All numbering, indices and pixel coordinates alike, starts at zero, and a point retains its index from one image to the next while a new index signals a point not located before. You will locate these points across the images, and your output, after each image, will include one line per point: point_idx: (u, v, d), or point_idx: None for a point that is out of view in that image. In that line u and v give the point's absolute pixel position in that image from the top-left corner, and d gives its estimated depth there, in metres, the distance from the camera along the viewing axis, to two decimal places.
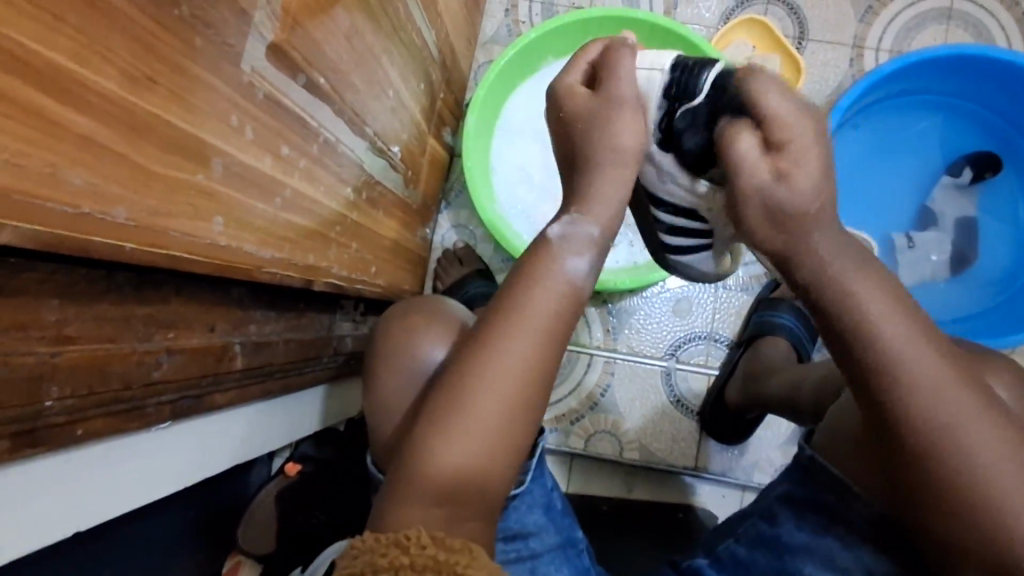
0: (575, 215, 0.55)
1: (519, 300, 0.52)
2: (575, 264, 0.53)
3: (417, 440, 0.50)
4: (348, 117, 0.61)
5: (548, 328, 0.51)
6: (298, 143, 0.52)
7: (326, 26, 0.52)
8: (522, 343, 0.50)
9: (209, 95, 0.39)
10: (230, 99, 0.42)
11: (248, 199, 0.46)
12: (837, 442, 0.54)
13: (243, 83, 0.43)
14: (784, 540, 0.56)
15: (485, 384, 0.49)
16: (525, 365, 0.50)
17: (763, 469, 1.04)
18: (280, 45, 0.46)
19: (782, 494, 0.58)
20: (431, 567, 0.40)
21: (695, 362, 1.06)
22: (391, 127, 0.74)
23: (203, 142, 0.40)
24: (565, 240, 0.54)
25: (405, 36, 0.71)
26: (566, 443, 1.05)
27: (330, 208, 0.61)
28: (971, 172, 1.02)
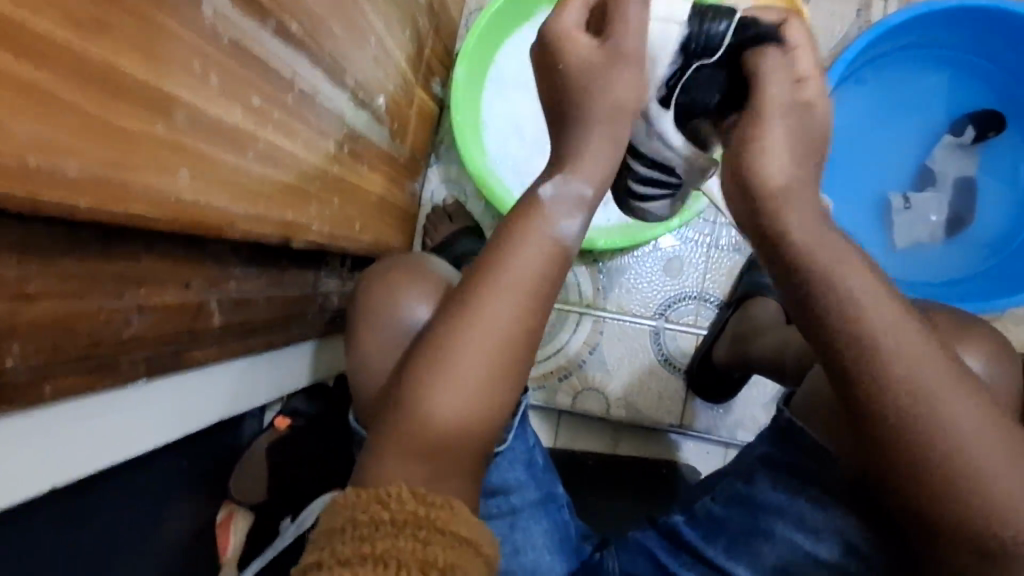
0: (566, 174, 0.54)
1: (507, 260, 0.51)
2: (565, 225, 0.53)
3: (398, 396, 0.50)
4: (326, 66, 0.59)
5: (534, 285, 0.51)
6: (271, 93, 0.50)
7: None
8: (512, 305, 0.50)
9: (168, 40, 0.37)
10: (193, 45, 0.40)
11: (217, 151, 0.45)
12: (817, 406, 0.53)
13: (207, 27, 0.41)
14: (756, 498, 0.56)
15: (466, 344, 0.49)
16: (514, 327, 0.50)
17: (747, 428, 1.05)
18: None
19: (759, 454, 0.57)
20: (410, 522, 0.43)
21: (685, 322, 1.05)
22: (375, 77, 0.71)
23: (163, 89, 0.38)
24: (554, 200, 0.54)
25: None
26: (553, 400, 1.06)
27: (309, 162, 0.60)
28: (974, 131, 0.99)
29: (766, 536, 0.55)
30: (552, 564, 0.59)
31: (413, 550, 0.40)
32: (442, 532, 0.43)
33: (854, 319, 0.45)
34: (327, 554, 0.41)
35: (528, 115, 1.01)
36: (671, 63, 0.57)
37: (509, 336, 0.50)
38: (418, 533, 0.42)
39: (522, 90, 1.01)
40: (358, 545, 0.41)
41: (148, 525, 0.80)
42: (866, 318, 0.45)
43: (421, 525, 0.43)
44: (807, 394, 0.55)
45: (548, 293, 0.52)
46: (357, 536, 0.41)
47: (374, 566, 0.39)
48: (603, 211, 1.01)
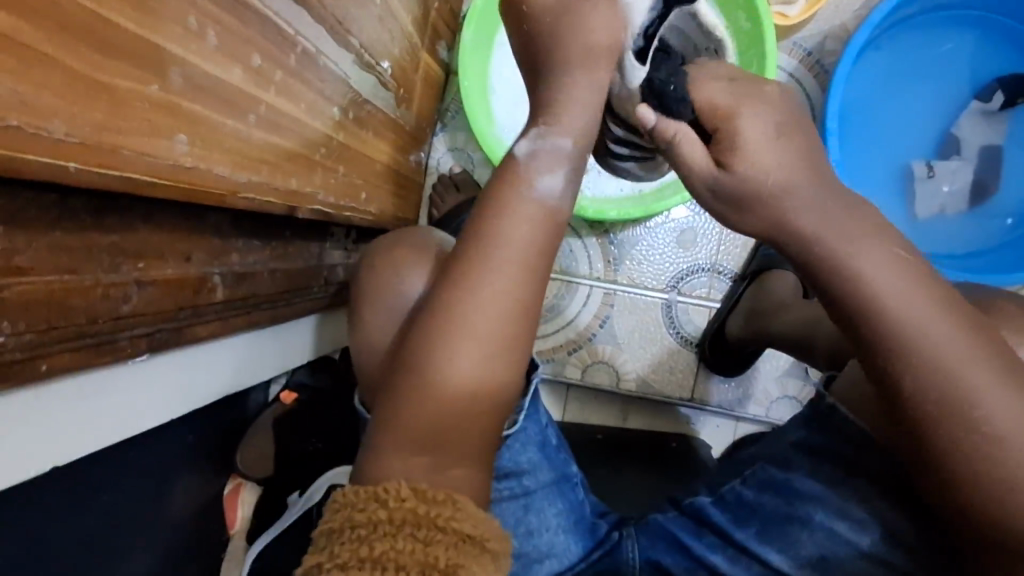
0: (543, 129, 0.52)
1: (491, 227, 0.49)
2: (546, 183, 0.50)
3: (405, 376, 0.48)
4: (330, 25, 0.55)
5: (520, 249, 0.49)
6: (272, 53, 0.47)
7: None
8: (500, 272, 0.48)
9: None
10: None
11: (216, 115, 0.42)
12: (861, 393, 0.50)
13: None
14: (793, 486, 0.53)
15: (467, 317, 0.47)
16: (497, 288, 0.47)
17: (760, 402, 1.03)
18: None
19: (793, 441, 0.54)
20: (409, 521, 0.41)
21: (697, 295, 1.03)
22: (380, 38, 0.68)
23: (156, 46, 0.35)
24: (533, 158, 0.51)
25: None
26: (562, 374, 1.05)
27: (313, 128, 0.57)
28: (1002, 97, 0.95)
29: (801, 521, 0.52)
30: (566, 545, 0.58)
31: (413, 551, 0.39)
32: (443, 530, 0.41)
33: (887, 294, 0.43)
34: (326, 557, 0.40)
35: None
36: (650, 11, 0.52)
37: (526, 311, 0.48)
38: (417, 533, 0.40)
39: None
40: (356, 547, 0.39)
41: (155, 500, 0.79)
42: (899, 292, 0.43)
43: (420, 524, 0.41)
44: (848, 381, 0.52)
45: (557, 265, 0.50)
46: (354, 537, 0.40)
47: (372, 568, 0.38)
48: (615, 180, 0.98)
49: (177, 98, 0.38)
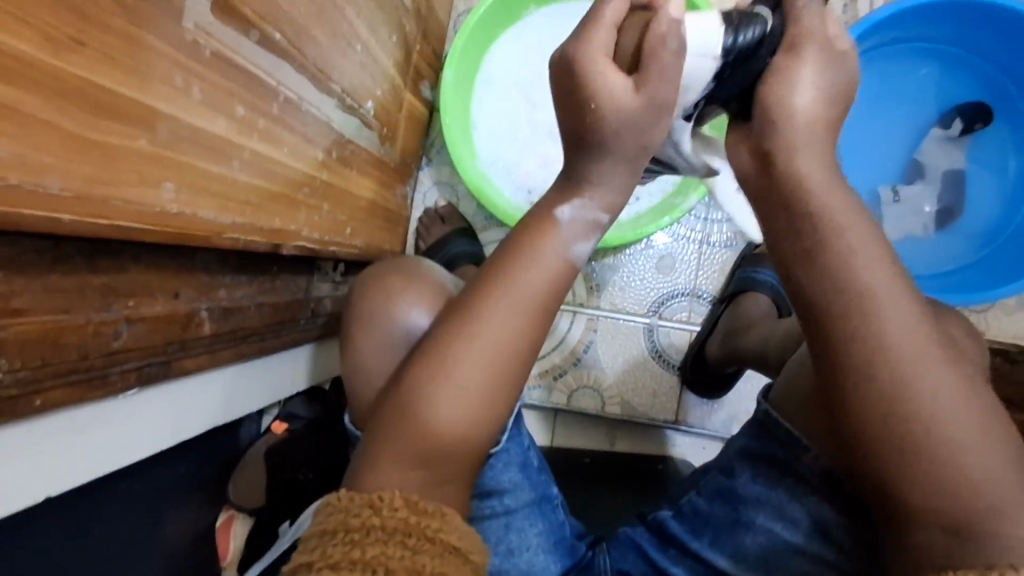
0: (587, 198, 0.52)
1: (518, 281, 0.50)
2: (579, 250, 0.52)
3: (400, 409, 0.50)
4: (311, 73, 0.59)
5: (542, 304, 0.51)
6: (254, 102, 0.50)
7: None
8: (515, 322, 0.50)
9: (149, 55, 0.38)
10: (175, 58, 0.40)
11: (202, 163, 0.45)
12: (792, 396, 0.55)
13: (188, 41, 0.41)
14: (740, 492, 0.58)
15: (471, 357, 0.49)
16: (519, 344, 0.50)
17: (741, 421, 1.05)
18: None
19: (738, 448, 0.59)
20: (401, 530, 0.43)
21: (678, 319, 1.06)
22: (361, 82, 0.72)
23: (145, 104, 0.38)
24: (572, 224, 0.52)
25: None
26: (549, 399, 1.07)
27: (296, 169, 0.60)
28: (961, 124, 1.00)
29: (746, 526, 0.57)
30: (546, 564, 0.60)
31: (402, 557, 0.41)
32: (432, 540, 0.43)
33: None
34: (318, 555, 0.41)
35: (517, 116, 1.01)
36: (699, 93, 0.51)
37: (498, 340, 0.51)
38: (407, 540, 0.42)
39: (510, 91, 1.01)
40: (348, 548, 0.41)
41: (148, 532, 0.81)
42: None
43: (411, 533, 0.43)
44: (784, 382, 0.57)
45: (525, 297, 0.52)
46: (348, 539, 0.42)
47: (364, 570, 0.40)
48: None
49: (165, 150, 0.41)
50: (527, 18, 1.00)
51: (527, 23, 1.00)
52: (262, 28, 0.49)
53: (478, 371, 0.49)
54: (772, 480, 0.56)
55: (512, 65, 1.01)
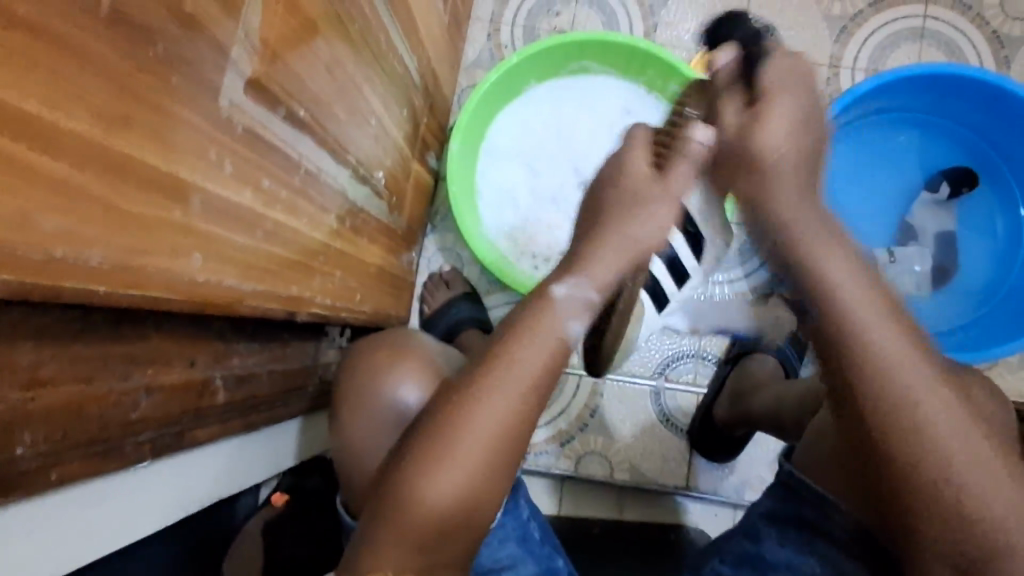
0: (578, 277, 0.56)
1: (512, 351, 0.52)
2: (572, 328, 0.55)
3: (400, 473, 0.51)
4: (330, 146, 0.61)
5: (533, 378, 0.52)
6: (279, 175, 0.52)
7: (307, 58, 0.52)
8: (512, 395, 0.51)
9: (190, 129, 0.39)
10: (211, 132, 0.42)
11: (231, 233, 0.46)
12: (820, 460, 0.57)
13: (223, 116, 0.43)
14: (768, 557, 0.59)
15: (473, 431, 0.50)
16: (511, 416, 0.51)
17: (753, 487, 1.04)
18: (259, 79, 0.46)
19: (763, 513, 0.61)
20: None
21: (684, 381, 1.06)
22: (374, 153, 0.74)
23: (183, 177, 0.40)
24: (566, 302, 0.55)
25: (387, 64, 0.72)
26: (556, 466, 1.04)
27: (312, 237, 0.61)
28: (948, 188, 1.04)
29: None
30: None
31: None
32: None
33: None
34: None
35: (523, 185, 1.04)
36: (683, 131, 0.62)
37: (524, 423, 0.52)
38: None
39: (515, 160, 1.05)
40: None
41: None
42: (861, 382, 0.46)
43: None
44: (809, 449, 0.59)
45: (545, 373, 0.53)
46: None
47: None
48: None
49: (199, 222, 0.42)
50: (530, 90, 1.04)
51: (530, 95, 1.04)
52: (289, 104, 0.51)
53: (471, 427, 0.50)
54: (801, 545, 0.57)
55: (517, 135, 1.05)
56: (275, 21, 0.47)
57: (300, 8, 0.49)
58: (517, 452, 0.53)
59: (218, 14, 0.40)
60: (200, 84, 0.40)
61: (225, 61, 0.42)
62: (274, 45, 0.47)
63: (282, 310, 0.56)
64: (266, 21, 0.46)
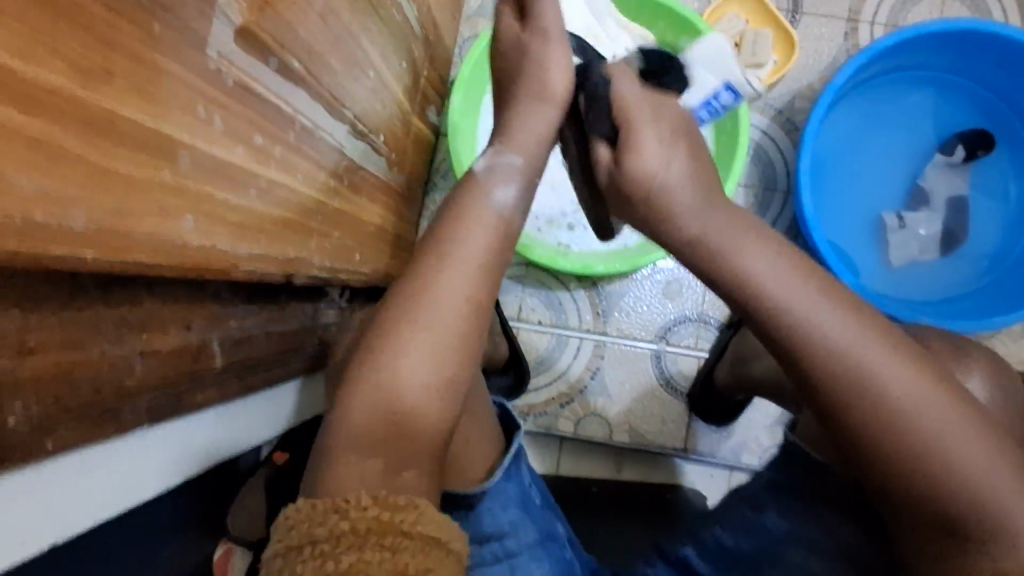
0: (499, 147, 0.64)
1: (452, 230, 0.58)
2: (500, 193, 0.61)
3: (365, 349, 0.55)
4: (326, 100, 0.59)
5: (476, 253, 0.57)
6: (273, 131, 0.50)
7: (298, 6, 0.49)
8: (457, 275, 0.56)
9: (177, 81, 0.37)
10: (199, 84, 0.39)
11: (227, 194, 0.44)
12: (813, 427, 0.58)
13: (213, 67, 0.40)
14: (770, 528, 0.59)
15: (426, 312, 0.55)
16: (459, 287, 0.56)
17: (751, 450, 1.05)
18: (250, 27, 0.43)
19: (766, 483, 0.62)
20: (375, 530, 0.44)
21: (685, 345, 1.05)
22: (372, 108, 0.71)
23: (172, 133, 0.37)
24: (489, 172, 0.62)
25: (385, 13, 0.68)
26: (555, 428, 1.05)
27: (308, 196, 0.59)
28: (963, 151, 1.01)
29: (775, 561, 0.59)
30: None
31: (381, 561, 0.43)
32: (410, 535, 0.45)
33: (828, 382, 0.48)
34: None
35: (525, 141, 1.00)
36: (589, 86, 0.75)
37: (477, 312, 0.56)
38: (383, 541, 0.44)
39: None
40: (319, 563, 0.43)
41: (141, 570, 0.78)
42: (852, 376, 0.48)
43: (386, 532, 0.45)
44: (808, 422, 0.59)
45: (499, 255, 0.60)
46: (318, 553, 0.43)
47: None
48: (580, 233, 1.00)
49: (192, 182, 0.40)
50: None
51: None
52: (283, 53, 0.48)
53: (426, 308, 0.55)
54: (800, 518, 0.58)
55: None
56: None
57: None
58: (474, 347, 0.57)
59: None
60: (186, 32, 0.37)
61: (212, 7, 0.39)
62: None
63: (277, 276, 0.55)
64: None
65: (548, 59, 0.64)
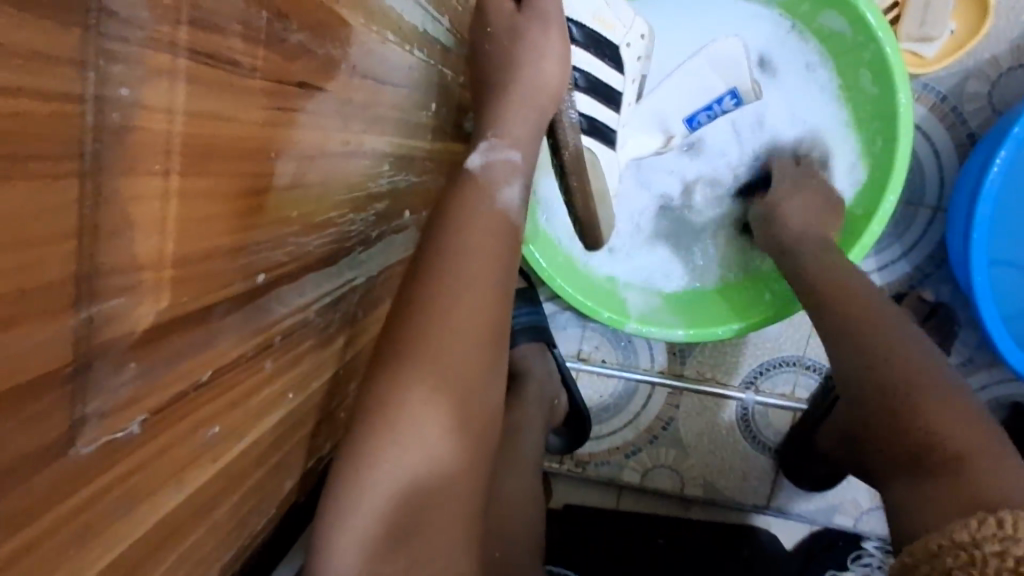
0: (493, 141, 0.49)
1: (459, 208, 0.46)
2: (508, 192, 0.48)
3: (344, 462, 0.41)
4: (331, 248, 0.39)
5: (490, 254, 0.45)
6: (250, 368, 0.32)
7: (270, 172, 0.29)
8: (472, 300, 0.43)
9: (42, 467, 0.21)
10: (93, 417, 0.23)
11: (187, 497, 0.29)
12: None
13: (127, 378, 0.24)
14: None
15: (431, 353, 0.42)
16: (478, 312, 0.43)
17: (846, 511, 0.90)
18: (192, 263, 0.25)
19: None
20: None
21: (779, 393, 0.88)
22: (398, 188, 0.50)
23: (57, 536, 0.22)
24: (489, 171, 0.48)
25: (410, 63, 0.45)
26: (619, 477, 0.92)
27: (313, 384, 0.41)
28: None
29: None
30: None
31: None
32: None
33: None
34: None
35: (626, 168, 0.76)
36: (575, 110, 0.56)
37: (492, 344, 0.44)
38: None
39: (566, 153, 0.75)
40: None
41: None
42: None
43: None
44: None
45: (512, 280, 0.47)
46: None
47: None
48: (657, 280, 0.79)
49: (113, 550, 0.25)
50: None
51: None
52: (263, 246, 0.30)
53: (430, 347, 0.42)
54: None
55: None
56: (204, 148, 0.25)
57: (248, 85, 0.26)
58: (486, 401, 0.45)
59: (25, 224, 0.18)
60: (40, 383, 0.20)
61: (99, 298, 0.22)
62: (210, 187, 0.26)
63: (268, 521, 0.40)
64: (183, 163, 0.24)
65: (550, 51, 0.50)
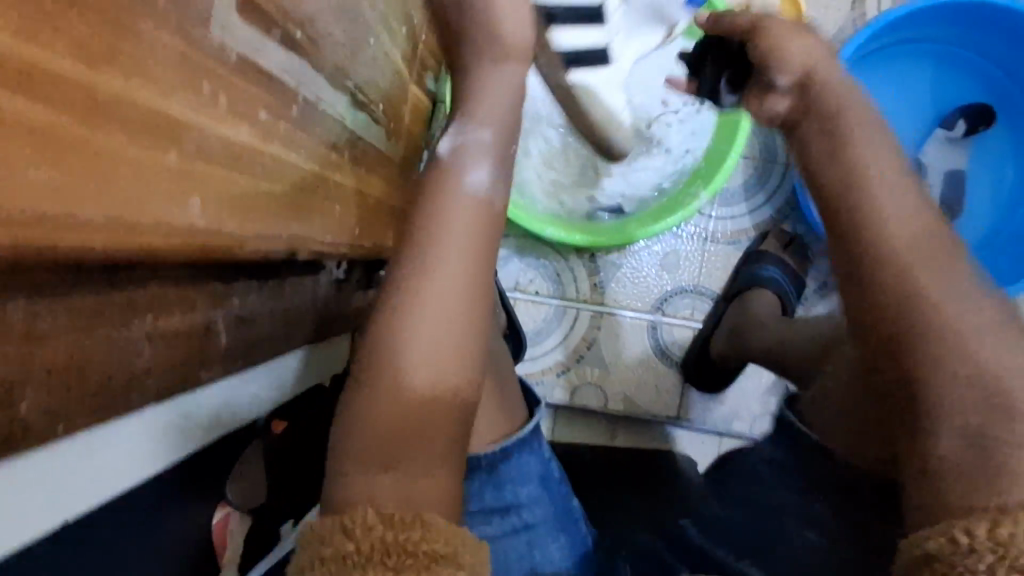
0: None
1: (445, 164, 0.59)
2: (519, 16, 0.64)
3: (368, 368, 0.55)
4: (329, 71, 0.57)
5: (469, 215, 0.57)
6: (277, 107, 0.48)
7: None
8: (457, 259, 0.56)
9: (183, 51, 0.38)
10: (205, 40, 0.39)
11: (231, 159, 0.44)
12: (822, 414, 0.58)
13: (232, 57, 0.42)
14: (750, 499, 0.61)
15: (428, 298, 0.55)
16: (463, 252, 0.57)
17: (741, 419, 1.07)
18: None
19: (767, 458, 0.63)
20: (378, 548, 0.46)
21: (682, 316, 1.06)
22: (371, 76, 0.68)
23: None
24: None
25: None
26: (551, 394, 1.06)
27: (309, 170, 0.57)
28: (964, 125, 1.01)
29: None
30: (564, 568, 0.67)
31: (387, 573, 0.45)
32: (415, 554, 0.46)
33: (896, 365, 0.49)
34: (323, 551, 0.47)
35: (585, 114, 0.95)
36: None
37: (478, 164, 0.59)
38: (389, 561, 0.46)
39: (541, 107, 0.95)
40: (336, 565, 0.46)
41: None
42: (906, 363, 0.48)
43: (390, 550, 0.46)
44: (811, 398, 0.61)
45: None
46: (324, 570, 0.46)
47: None
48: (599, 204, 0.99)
49: None
50: None
51: None
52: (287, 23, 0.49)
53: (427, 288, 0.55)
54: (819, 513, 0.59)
55: None
56: None
57: None
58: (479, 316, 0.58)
59: None
60: None
61: None
62: None
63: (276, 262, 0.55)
64: None
65: None
